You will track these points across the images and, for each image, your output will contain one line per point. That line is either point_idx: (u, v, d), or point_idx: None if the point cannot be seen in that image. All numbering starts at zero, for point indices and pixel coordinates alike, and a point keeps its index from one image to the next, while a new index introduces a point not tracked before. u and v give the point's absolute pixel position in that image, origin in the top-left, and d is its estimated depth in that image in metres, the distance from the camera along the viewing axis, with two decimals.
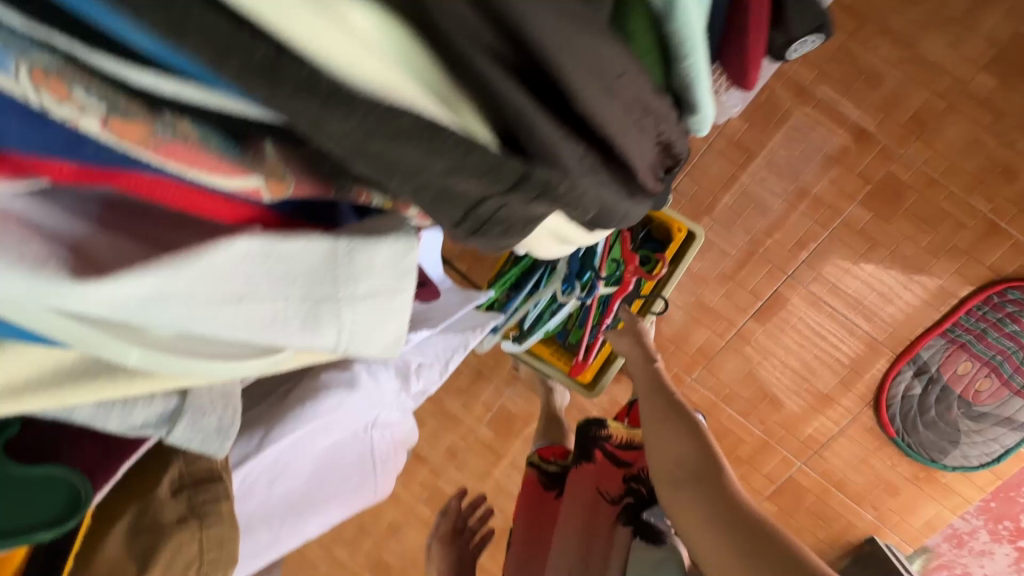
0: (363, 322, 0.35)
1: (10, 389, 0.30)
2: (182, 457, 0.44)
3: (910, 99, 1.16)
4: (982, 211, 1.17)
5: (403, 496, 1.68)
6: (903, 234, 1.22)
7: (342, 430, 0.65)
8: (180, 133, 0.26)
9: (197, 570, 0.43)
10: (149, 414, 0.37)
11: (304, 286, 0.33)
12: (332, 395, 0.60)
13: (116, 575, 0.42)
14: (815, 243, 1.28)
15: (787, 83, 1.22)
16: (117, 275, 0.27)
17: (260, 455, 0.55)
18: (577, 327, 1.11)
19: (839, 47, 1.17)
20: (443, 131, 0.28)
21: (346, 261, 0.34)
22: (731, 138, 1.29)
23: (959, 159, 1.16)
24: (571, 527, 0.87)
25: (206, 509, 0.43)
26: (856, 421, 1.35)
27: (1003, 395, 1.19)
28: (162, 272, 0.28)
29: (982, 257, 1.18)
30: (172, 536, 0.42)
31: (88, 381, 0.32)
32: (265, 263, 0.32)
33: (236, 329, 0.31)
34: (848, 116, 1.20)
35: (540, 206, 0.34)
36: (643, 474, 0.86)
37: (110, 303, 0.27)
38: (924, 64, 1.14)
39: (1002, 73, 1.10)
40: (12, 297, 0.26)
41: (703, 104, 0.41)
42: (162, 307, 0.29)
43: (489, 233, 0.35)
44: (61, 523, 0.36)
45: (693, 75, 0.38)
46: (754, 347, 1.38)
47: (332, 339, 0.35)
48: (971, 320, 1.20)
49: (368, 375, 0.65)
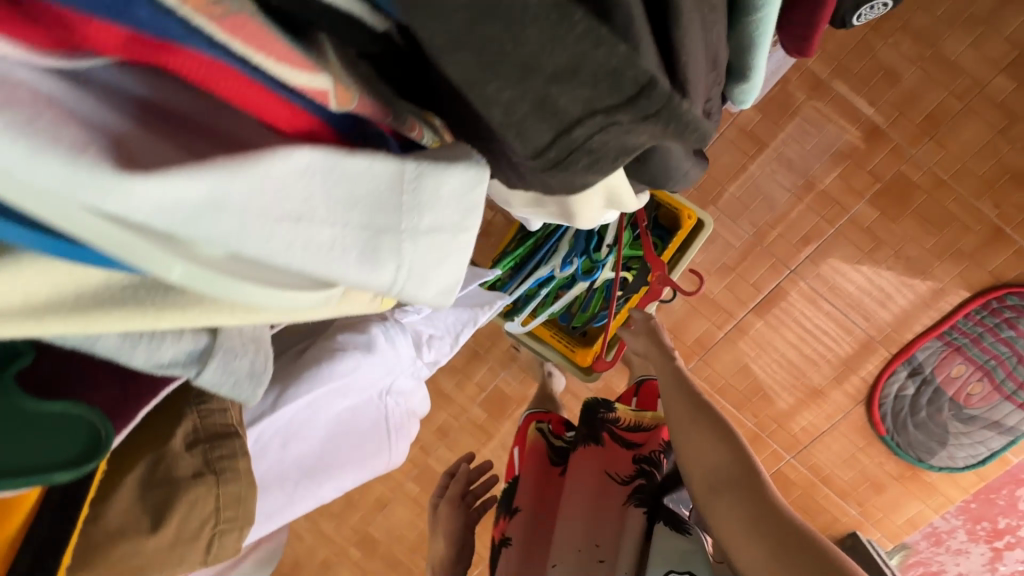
0: (422, 263, 0.30)
1: (25, 309, 0.25)
2: (196, 410, 0.45)
3: (926, 99, 1.15)
4: (988, 216, 1.17)
5: (392, 471, 1.68)
6: (908, 235, 1.22)
7: (355, 394, 0.68)
8: (249, 9, 0.22)
9: (213, 525, 0.45)
10: (178, 351, 0.33)
11: (366, 212, 0.28)
12: (346, 357, 0.65)
13: (128, 528, 0.42)
14: (820, 239, 1.27)
15: (803, 75, 1.20)
16: (164, 171, 0.22)
17: (276, 413, 0.59)
18: (581, 311, 1.09)
19: (860, 40, 1.15)
20: (572, 14, 0.23)
21: (414, 188, 0.29)
22: (743, 128, 1.27)
23: (970, 162, 1.15)
24: (578, 504, 0.83)
25: (222, 465, 0.45)
26: (847, 418, 1.36)
27: (993, 399, 1.21)
28: (214, 175, 0.23)
29: (984, 262, 1.18)
30: (189, 489, 0.43)
31: (109, 310, 0.27)
32: (327, 180, 0.26)
33: (290, 255, 0.26)
34: (863, 112, 1.19)
35: (643, 134, 0.28)
36: (655, 457, 0.87)
37: (153, 205, 0.22)
38: (943, 63, 1.12)
39: (1021, 76, 1.09)
40: (41, 185, 0.21)
41: (756, 71, 0.40)
42: (211, 218, 0.23)
43: (573, 168, 0.29)
44: (80, 465, 0.34)
45: (757, 38, 0.37)
46: (752, 341, 1.38)
47: (389, 278, 0.29)
48: (969, 324, 1.21)
49: (382, 340, 0.70)
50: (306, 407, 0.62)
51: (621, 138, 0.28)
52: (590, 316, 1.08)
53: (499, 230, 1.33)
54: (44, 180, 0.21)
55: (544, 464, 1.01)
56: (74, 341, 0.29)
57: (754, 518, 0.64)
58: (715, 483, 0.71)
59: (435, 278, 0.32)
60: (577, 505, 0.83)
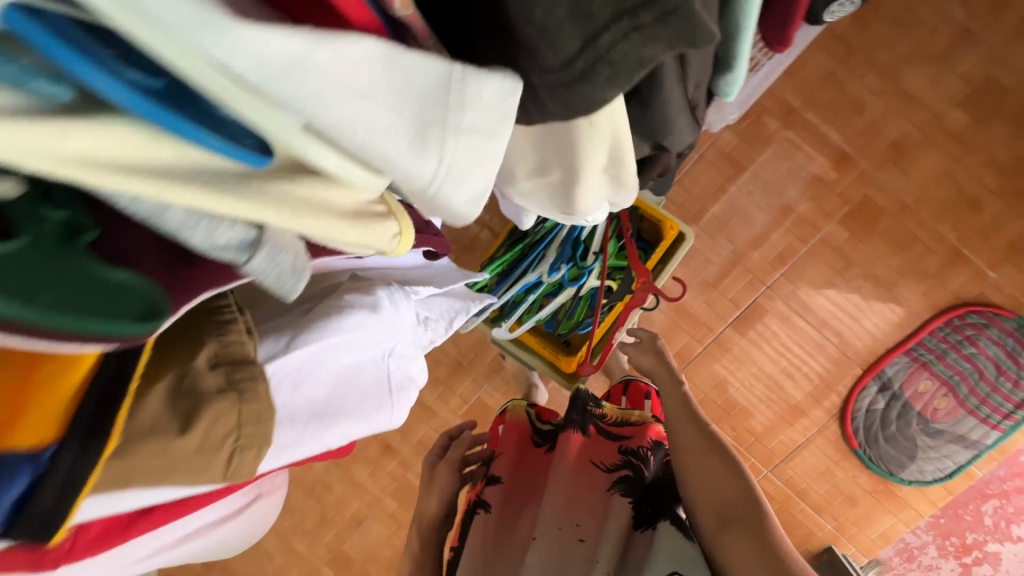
0: (463, 161, 0.32)
1: (102, 162, 0.26)
2: (218, 338, 0.42)
3: (889, 128, 1.23)
4: (949, 239, 1.24)
5: (370, 486, 1.64)
6: (876, 255, 1.28)
7: (363, 353, 0.57)
8: None
9: (233, 443, 0.40)
10: (231, 238, 0.31)
11: (418, 105, 0.30)
12: (357, 314, 0.55)
13: (156, 434, 0.38)
14: (794, 257, 1.33)
15: (777, 102, 1.27)
16: (265, 26, 0.25)
17: (289, 356, 0.50)
18: (566, 319, 1.10)
19: (829, 72, 1.23)
20: None
21: (460, 90, 0.30)
22: (722, 150, 1.33)
23: (931, 187, 1.23)
24: (564, 483, 0.81)
25: (244, 385, 0.41)
26: (822, 432, 1.39)
27: (958, 413, 1.27)
28: (306, 40, 0.26)
29: (946, 282, 1.25)
30: (212, 404, 0.39)
31: (180, 179, 0.28)
32: (388, 68, 0.28)
33: (356, 129, 0.29)
34: (832, 138, 1.26)
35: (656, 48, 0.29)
36: (643, 451, 0.84)
37: (254, 57, 0.25)
38: (904, 96, 1.21)
39: (974, 110, 1.18)
40: (164, 20, 0.23)
41: (739, 62, 0.43)
42: (298, 79, 0.26)
43: (592, 82, 0.30)
44: (148, 325, 0.32)
45: (743, 26, 0.39)
46: (731, 355, 1.41)
47: (432, 171, 0.32)
48: (934, 341, 1.27)
49: (391, 304, 0.59)
50: (320, 354, 0.52)
51: (635, 49, 0.29)
52: (574, 324, 1.09)
53: (485, 242, 1.35)
54: (171, 13, 0.23)
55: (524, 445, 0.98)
56: (140, 210, 0.29)
57: (750, 541, 0.64)
58: (706, 479, 0.74)
59: (469, 180, 0.34)
60: (561, 484, 0.81)
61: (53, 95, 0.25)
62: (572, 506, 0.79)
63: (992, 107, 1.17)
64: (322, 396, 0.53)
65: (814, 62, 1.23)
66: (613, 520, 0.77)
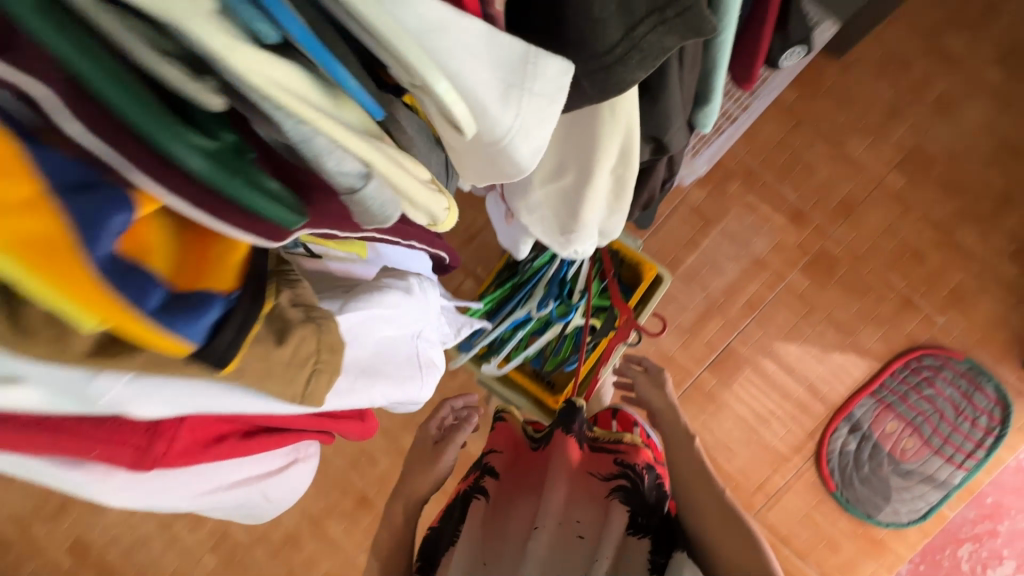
0: (527, 123, 0.36)
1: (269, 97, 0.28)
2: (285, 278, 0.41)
3: (838, 188, 1.37)
4: (899, 287, 1.36)
5: (341, 544, 1.54)
6: (836, 301, 1.38)
7: (397, 329, 0.59)
8: None
9: (314, 365, 0.41)
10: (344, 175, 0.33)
11: (504, 72, 0.33)
12: (394, 292, 0.58)
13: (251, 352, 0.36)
14: (762, 303, 1.41)
15: (739, 163, 1.40)
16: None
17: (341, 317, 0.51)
18: (552, 356, 1.13)
19: (782, 139, 1.38)
20: None
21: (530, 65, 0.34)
22: (692, 205, 1.43)
23: (879, 240, 1.36)
24: (556, 486, 0.72)
25: (320, 317, 0.41)
26: (800, 475, 1.41)
27: (924, 453, 1.34)
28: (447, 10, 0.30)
29: (901, 326, 1.35)
30: (299, 328, 0.39)
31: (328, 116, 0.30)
32: (490, 37, 0.32)
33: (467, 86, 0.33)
34: (789, 196, 1.39)
35: (670, 40, 0.33)
36: (640, 464, 0.75)
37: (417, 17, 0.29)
38: (849, 160, 1.36)
39: (909, 173, 1.34)
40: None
41: (715, 96, 0.49)
42: (439, 38, 0.30)
43: (622, 66, 0.34)
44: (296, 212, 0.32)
45: (719, 61, 0.46)
46: (709, 399, 1.44)
47: (506, 129, 0.36)
48: (895, 383, 1.35)
49: (418, 289, 0.63)
50: (369, 318, 0.54)
51: (657, 35, 0.33)
52: (560, 360, 1.12)
53: (470, 287, 1.39)
54: None
55: (518, 444, 0.88)
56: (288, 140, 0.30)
57: None
58: (701, 501, 0.76)
59: (537, 138, 0.38)
60: (553, 485, 0.72)
61: (263, 31, 0.27)
62: (572, 501, 0.71)
63: (923, 171, 1.33)
64: (368, 362, 0.54)
65: (769, 129, 1.39)
66: (614, 522, 0.67)
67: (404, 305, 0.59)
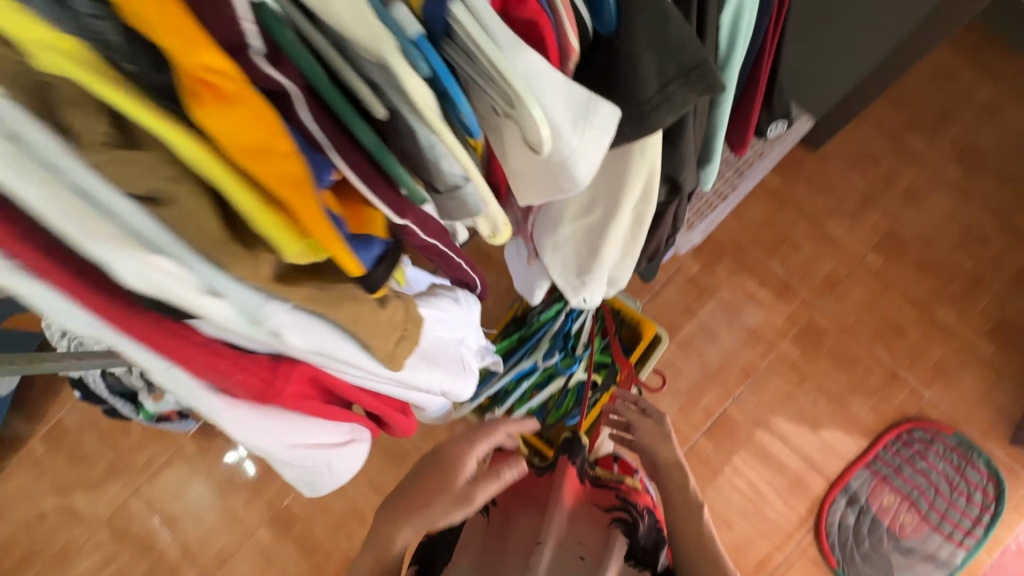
0: (584, 151, 0.37)
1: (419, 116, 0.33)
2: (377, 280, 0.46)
3: (821, 265, 1.48)
4: (885, 359, 1.42)
5: None
6: (826, 372, 1.43)
7: (444, 331, 0.58)
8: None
9: (404, 334, 0.45)
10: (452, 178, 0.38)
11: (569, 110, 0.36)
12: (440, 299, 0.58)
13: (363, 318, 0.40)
14: (756, 371, 1.45)
15: (729, 238, 1.51)
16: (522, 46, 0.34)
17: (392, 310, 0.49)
18: (555, 410, 1.15)
19: (768, 220, 1.50)
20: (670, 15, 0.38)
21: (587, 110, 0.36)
22: (687, 275, 1.50)
23: (863, 315, 1.44)
24: (559, 505, 0.73)
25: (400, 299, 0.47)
26: (801, 551, 1.36)
27: (923, 529, 1.33)
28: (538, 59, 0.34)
29: (890, 398, 1.40)
30: (389, 304, 0.44)
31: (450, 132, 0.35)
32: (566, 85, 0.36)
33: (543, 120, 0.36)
34: (777, 271, 1.49)
35: (692, 96, 0.39)
36: (640, 504, 0.75)
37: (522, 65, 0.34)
38: (830, 241, 1.48)
39: (885, 254, 1.45)
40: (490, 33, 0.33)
41: (714, 154, 0.58)
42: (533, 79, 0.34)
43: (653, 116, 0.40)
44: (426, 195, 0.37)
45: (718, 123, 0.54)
46: (707, 469, 1.42)
47: (565, 158, 0.37)
48: (888, 454, 1.37)
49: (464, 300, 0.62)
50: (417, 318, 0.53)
51: (671, 81, 0.39)
52: (563, 414, 1.14)
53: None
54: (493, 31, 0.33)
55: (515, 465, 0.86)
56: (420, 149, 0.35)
57: None
58: None
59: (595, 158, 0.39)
60: (556, 504, 0.73)
61: (419, 66, 0.31)
62: (572, 522, 0.72)
63: (899, 253, 1.45)
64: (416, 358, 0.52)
65: (756, 210, 1.51)
66: (615, 548, 0.69)
67: (449, 311, 0.58)
